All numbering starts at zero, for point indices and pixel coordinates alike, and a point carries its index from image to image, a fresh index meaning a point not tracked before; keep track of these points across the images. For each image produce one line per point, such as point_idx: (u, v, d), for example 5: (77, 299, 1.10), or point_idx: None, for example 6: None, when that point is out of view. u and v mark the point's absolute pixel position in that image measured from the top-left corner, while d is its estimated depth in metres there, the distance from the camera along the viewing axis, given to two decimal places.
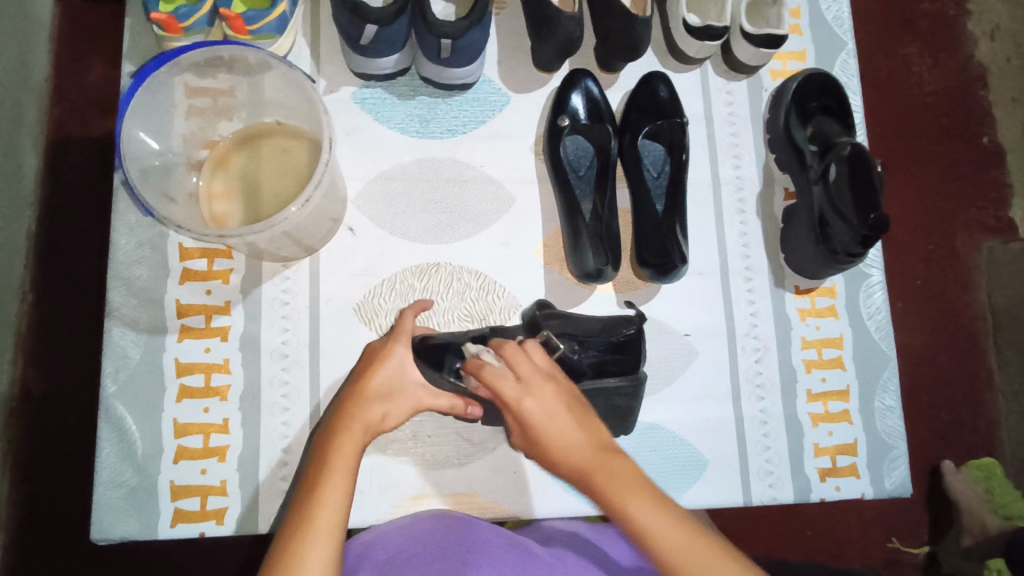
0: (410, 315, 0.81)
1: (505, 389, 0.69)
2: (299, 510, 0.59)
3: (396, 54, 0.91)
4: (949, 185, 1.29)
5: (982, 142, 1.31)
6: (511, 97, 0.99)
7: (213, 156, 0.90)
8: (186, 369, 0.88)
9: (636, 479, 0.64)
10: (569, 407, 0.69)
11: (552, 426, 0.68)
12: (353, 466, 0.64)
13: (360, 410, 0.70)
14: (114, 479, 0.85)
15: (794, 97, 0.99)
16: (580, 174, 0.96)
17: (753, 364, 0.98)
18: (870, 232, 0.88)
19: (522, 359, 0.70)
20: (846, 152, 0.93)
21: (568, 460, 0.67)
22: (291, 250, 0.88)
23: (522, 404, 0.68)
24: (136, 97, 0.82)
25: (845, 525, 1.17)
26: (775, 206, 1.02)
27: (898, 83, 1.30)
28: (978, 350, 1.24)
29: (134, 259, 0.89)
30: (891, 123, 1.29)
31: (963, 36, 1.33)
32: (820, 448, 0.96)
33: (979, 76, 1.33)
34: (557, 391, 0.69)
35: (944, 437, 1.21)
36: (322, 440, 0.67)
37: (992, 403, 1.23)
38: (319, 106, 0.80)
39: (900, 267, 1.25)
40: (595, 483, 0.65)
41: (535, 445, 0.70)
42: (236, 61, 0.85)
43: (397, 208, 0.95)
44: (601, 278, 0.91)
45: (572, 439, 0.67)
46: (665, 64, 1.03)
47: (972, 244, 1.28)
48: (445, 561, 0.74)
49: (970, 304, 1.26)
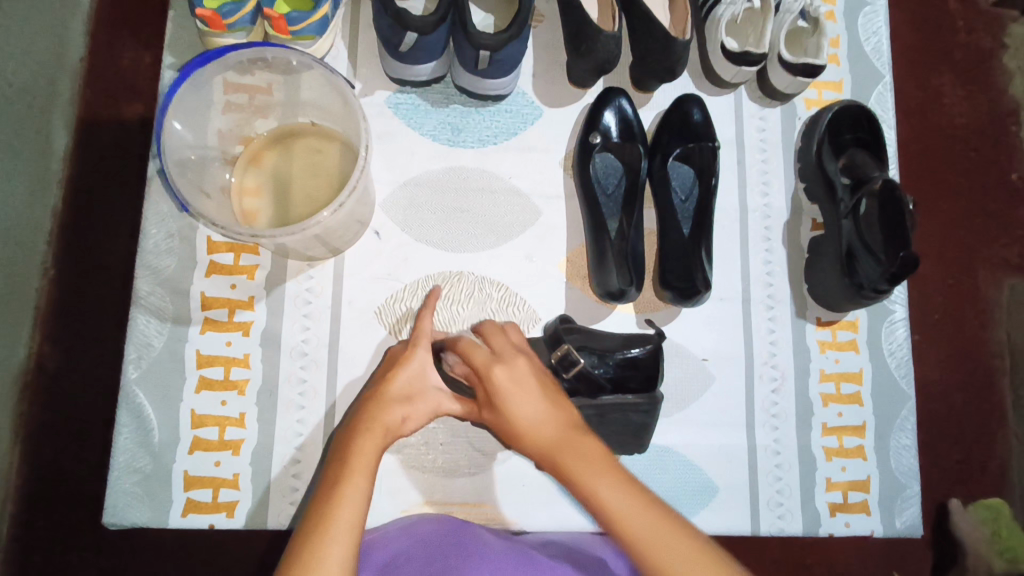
0: (428, 313, 0.80)
1: (477, 356, 0.72)
2: (318, 509, 0.60)
3: (433, 62, 0.92)
4: (976, 219, 1.27)
5: (1011, 178, 1.29)
6: (544, 110, 0.99)
7: (247, 152, 0.91)
8: (207, 361, 0.89)
9: (597, 454, 0.63)
10: (537, 380, 0.70)
11: (520, 396, 0.69)
12: (372, 469, 0.64)
13: (381, 413, 0.70)
14: (129, 466, 0.86)
15: (828, 127, 0.99)
16: (607, 194, 0.96)
17: (770, 394, 0.97)
18: (898, 270, 0.87)
19: (498, 335, 0.75)
20: (877, 187, 0.92)
21: (531, 432, 0.67)
22: (317, 250, 0.89)
23: (491, 370, 0.70)
24: (180, 91, 0.83)
25: (846, 557, 1.15)
26: (801, 236, 1.02)
27: (931, 114, 1.29)
28: (994, 388, 1.22)
29: (164, 250, 0.91)
30: (920, 155, 1.28)
31: (999, 72, 1.32)
32: (832, 482, 0.96)
33: (1012, 111, 1.31)
34: (529, 365, 0.72)
35: (954, 476, 1.19)
36: (342, 441, 0.68)
37: (1004, 443, 1.21)
38: (358, 111, 0.81)
39: (922, 301, 1.23)
40: (556, 458, 0.65)
41: (500, 415, 0.70)
42: (277, 62, 0.86)
43: (423, 215, 0.95)
44: (623, 298, 0.91)
45: (535, 412, 0.68)
46: (700, 86, 1.03)
47: (993, 281, 1.26)
48: (444, 560, 0.75)
49: (987, 342, 1.24)
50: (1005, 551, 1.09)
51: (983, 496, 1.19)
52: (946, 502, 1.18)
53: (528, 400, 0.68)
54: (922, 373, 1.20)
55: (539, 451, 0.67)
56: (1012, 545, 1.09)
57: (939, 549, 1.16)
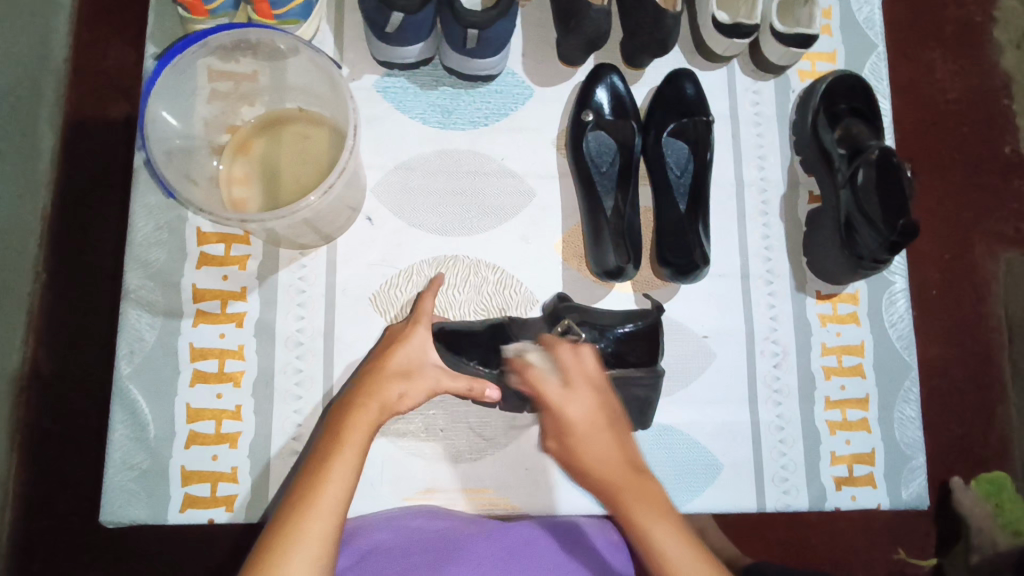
0: (430, 296, 0.81)
1: (548, 387, 0.69)
2: (308, 480, 0.60)
3: (420, 43, 0.90)
4: (972, 194, 1.26)
5: (1005, 151, 1.28)
6: (535, 90, 0.98)
7: (235, 140, 0.89)
8: (201, 354, 0.87)
9: (664, 505, 0.62)
10: (608, 419, 0.66)
11: (594, 436, 0.65)
12: (364, 445, 0.64)
13: (378, 389, 0.69)
14: (126, 462, 0.85)
15: (822, 98, 0.98)
16: (602, 171, 0.94)
17: (772, 368, 0.96)
18: (898, 239, 0.86)
19: (571, 361, 0.71)
20: (874, 156, 0.91)
21: (599, 473, 0.63)
22: (309, 237, 0.87)
23: (565, 404, 0.66)
24: (161, 77, 0.82)
25: (851, 534, 1.15)
26: (798, 209, 1.01)
27: (922, 90, 1.28)
28: (993, 363, 1.22)
29: (153, 242, 0.89)
30: (913, 130, 1.27)
31: (991, 45, 1.31)
32: (837, 456, 0.95)
33: (1003, 84, 1.30)
34: (598, 401, 0.67)
35: (956, 451, 1.18)
36: (337, 414, 0.67)
37: (1004, 417, 1.21)
38: (345, 91, 0.79)
39: (918, 277, 1.23)
40: (621, 503, 0.62)
41: (566, 449, 0.67)
42: (261, 46, 0.86)
43: (416, 199, 0.94)
44: (621, 276, 0.89)
45: (607, 452, 0.64)
46: (692, 62, 1.02)
47: (989, 255, 1.26)
48: (421, 555, 0.74)
49: (985, 317, 1.23)
50: (1009, 525, 1.07)
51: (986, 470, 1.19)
52: (948, 479, 1.17)
53: (600, 441, 0.65)
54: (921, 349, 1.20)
55: (603, 491, 0.64)
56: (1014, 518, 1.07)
57: (942, 525, 1.16)
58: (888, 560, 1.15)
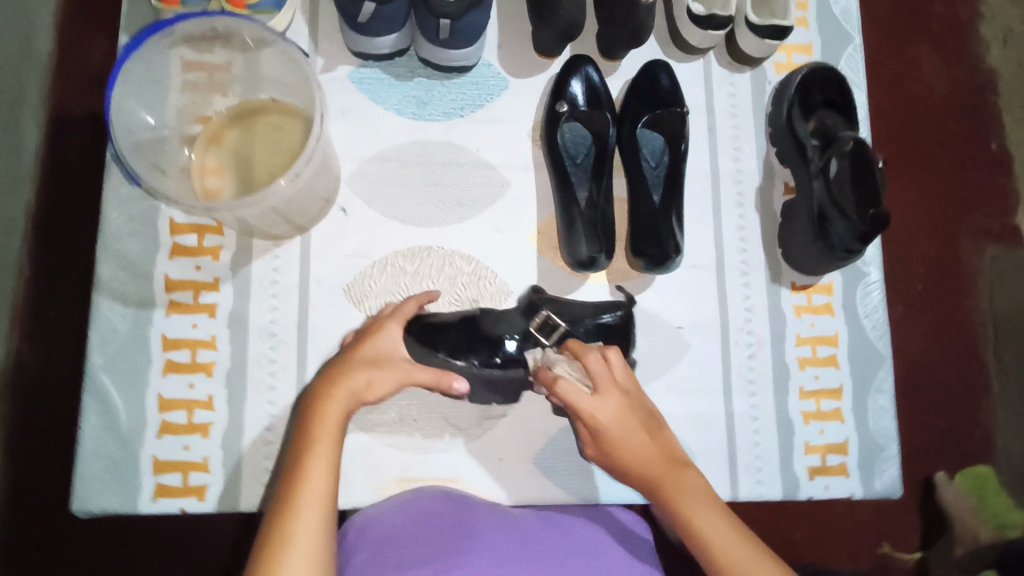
0: (413, 302, 0.79)
1: (579, 398, 0.74)
2: (289, 482, 0.62)
3: (394, 34, 0.90)
4: (956, 189, 1.27)
5: (991, 146, 1.29)
6: (510, 81, 0.98)
7: (207, 130, 0.88)
8: (173, 344, 0.87)
9: (699, 489, 0.71)
10: (639, 419, 0.75)
11: (628, 439, 0.74)
12: (336, 437, 0.65)
13: (343, 378, 0.70)
14: (98, 452, 0.84)
15: (797, 89, 0.98)
16: (576, 163, 0.95)
17: (746, 359, 0.97)
18: (869, 228, 0.86)
19: (599, 367, 0.75)
20: (847, 147, 0.92)
21: (639, 469, 0.73)
22: (282, 227, 0.88)
23: (597, 414, 0.73)
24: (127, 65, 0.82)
25: (835, 527, 1.15)
26: (774, 200, 1.01)
27: (908, 86, 1.28)
28: (977, 357, 1.22)
29: (125, 233, 0.89)
30: (897, 125, 1.27)
31: (977, 41, 1.31)
32: (811, 446, 0.96)
33: (988, 80, 1.31)
34: (625, 405, 0.74)
35: (940, 444, 1.19)
36: (308, 409, 0.68)
37: (989, 410, 1.21)
38: (313, 80, 0.78)
39: (902, 272, 1.23)
40: (662, 492, 0.71)
41: (605, 453, 0.75)
42: (231, 35, 0.87)
43: (391, 190, 0.94)
44: (594, 266, 0.89)
45: (643, 450, 0.74)
46: (668, 53, 1.02)
47: (975, 251, 1.26)
48: (443, 541, 0.70)
49: (970, 311, 1.24)
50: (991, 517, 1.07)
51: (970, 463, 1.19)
52: (933, 474, 1.17)
53: (634, 441, 0.74)
54: (903, 344, 1.20)
55: (644, 484, 0.73)
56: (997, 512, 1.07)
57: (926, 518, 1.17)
58: (873, 553, 1.15)
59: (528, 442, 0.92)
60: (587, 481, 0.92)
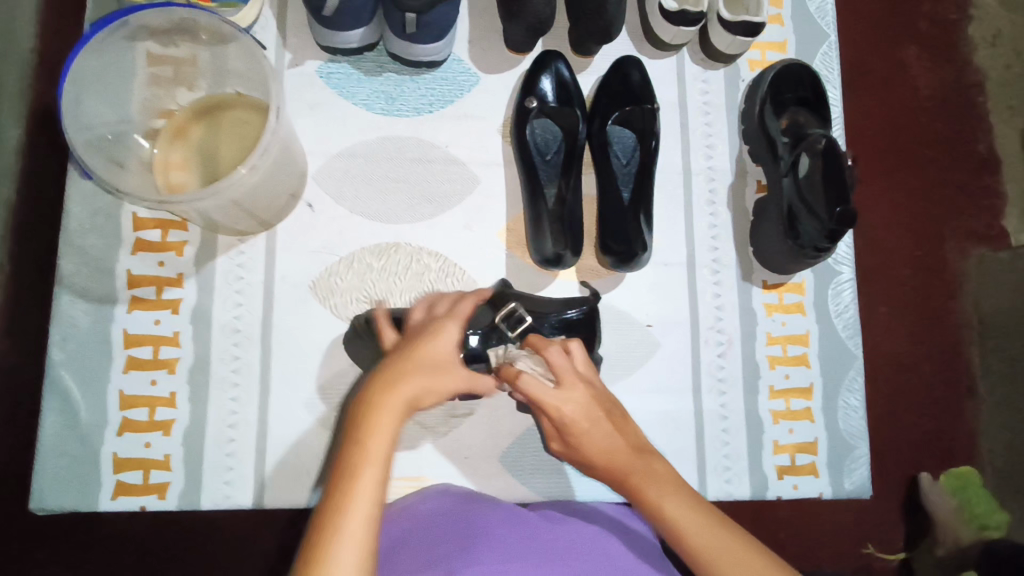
0: (470, 301, 0.73)
1: (541, 394, 0.70)
2: (328, 512, 0.55)
3: (362, 28, 0.89)
4: (943, 190, 1.20)
5: (977, 149, 1.22)
6: (481, 77, 0.97)
7: (170, 126, 0.86)
8: (135, 340, 0.86)
9: (669, 478, 0.70)
10: (603, 411, 0.73)
11: (593, 431, 0.73)
12: (384, 462, 0.58)
13: (395, 390, 0.61)
14: (57, 449, 0.84)
15: (769, 87, 0.98)
16: (546, 159, 0.94)
17: (716, 358, 0.96)
18: (837, 226, 0.85)
19: (560, 360, 0.71)
20: (819, 145, 0.90)
21: (607, 462, 0.73)
22: (245, 222, 0.87)
23: (559, 409, 0.71)
24: (78, 60, 0.79)
25: (818, 528, 1.10)
26: (746, 198, 1.00)
27: (893, 86, 1.21)
28: (961, 358, 1.16)
29: (87, 228, 0.88)
30: (883, 125, 1.20)
31: (965, 42, 1.24)
32: (780, 445, 0.95)
33: (975, 81, 1.23)
34: (589, 397, 0.72)
35: (924, 445, 1.14)
36: (354, 421, 0.60)
37: (974, 411, 1.15)
38: (268, 67, 0.77)
39: (885, 273, 1.17)
40: (631, 484, 0.71)
41: (573, 447, 0.75)
42: (192, 28, 0.85)
43: (358, 186, 0.93)
44: (559, 263, 0.89)
45: (611, 443, 0.73)
46: (641, 50, 1.01)
47: (960, 252, 1.19)
48: (451, 544, 0.69)
49: (954, 312, 1.17)
50: (974, 519, 1.03)
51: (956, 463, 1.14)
52: (915, 476, 1.12)
53: (601, 434, 0.73)
54: (889, 345, 1.15)
55: (613, 477, 0.73)
56: (982, 513, 1.03)
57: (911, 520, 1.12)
58: (856, 554, 1.11)
59: (495, 440, 0.92)
60: (554, 480, 0.91)
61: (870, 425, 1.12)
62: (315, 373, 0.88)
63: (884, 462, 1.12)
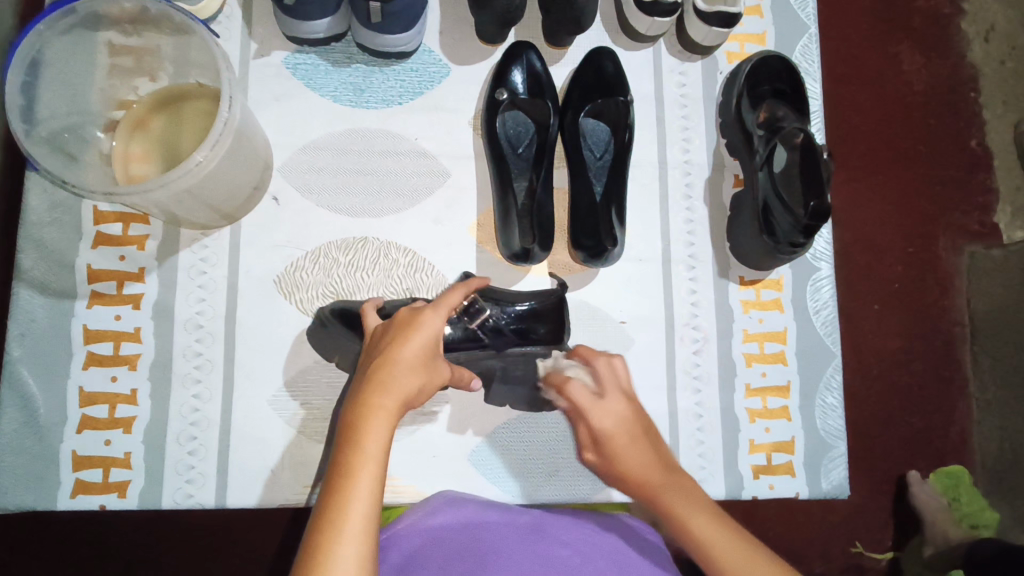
0: (460, 290, 0.71)
1: (582, 397, 0.70)
2: (328, 510, 0.53)
3: (328, 18, 0.87)
4: (934, 187, 1.18)
5: (970, 145, 1.19)
6: (452, 68, 0.95)
7: (131, 116, 0.85)
8: (95, 336, 0.85)
9: (699, 494, 0.63)
10: (642, 426, 0.69)
11: (630, 445, 0.67)
12: (382, 458, 0.56)
13: (388, 385, 0.60)
14: (14, 447, 0.82)
15: (747, 78, 0.96)
16: (517, 152, 0.92)
17: (692, 355, 0.94)
18: (811, 221, 0.83)
19: (605, 370, 0.73)
20: (797, 139, 0.89)
21: (637, 477, 0.66)
22: (205, 215, 0.84)
23: (598, 414, 0.69)
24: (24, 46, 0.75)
25: (805, 526, 1.07)
26: (723, 193, 0.98)
27: (885, 81, 1.19)
28: (953, 357, 1.14)
29: (47, 221, 0.86)
30: (873, 119, 1.17)
31: (958, 37, 1.21)
32: (756, 444, 0.93)
33: (969, 76, 1.21)
34: (631, 410, 0.70)
35: (913, 445, 1.11)
36: (348, 417, 0.59)
37: (965, 411, 1.13)
38: (217, 53, 0.74)
39: (876, 270, 1.14)
40: (661, 500, 0.63)
41: (604, 458, 0.68)
42: (150, 18, 0.82)
43: (323, 179, 0.91)
44: (528, 259, 0.86)
45: (645, 457, 0.66)
46: (616, 41, 0.99)
47: (953, 249, 1.17)
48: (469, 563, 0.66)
49: (946, 311, 1.15)
50: (964, 519, 1.02)
51: (946, 464, 1.11)
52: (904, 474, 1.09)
53: (637, 447, 0.67)
54: (880, 342, 1.12)
55: (642, 491, 0.65)
56: (971, 512, 1.02)
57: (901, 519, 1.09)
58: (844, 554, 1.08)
59: (464, 438, 0.90)
60: (525, 479, 0.90)
61: (854, 425, 1.10)
62: (279, 370, 0.87)
63: (871, 461, 1.09)
